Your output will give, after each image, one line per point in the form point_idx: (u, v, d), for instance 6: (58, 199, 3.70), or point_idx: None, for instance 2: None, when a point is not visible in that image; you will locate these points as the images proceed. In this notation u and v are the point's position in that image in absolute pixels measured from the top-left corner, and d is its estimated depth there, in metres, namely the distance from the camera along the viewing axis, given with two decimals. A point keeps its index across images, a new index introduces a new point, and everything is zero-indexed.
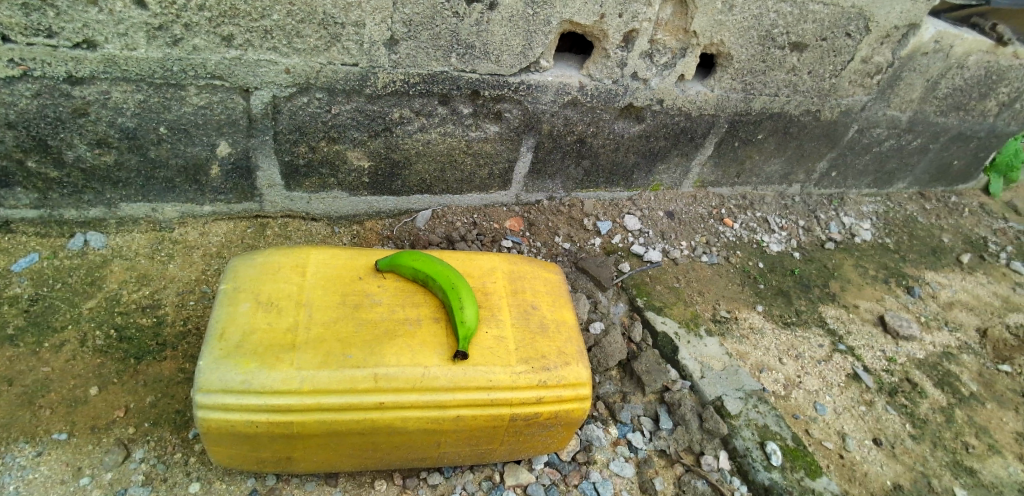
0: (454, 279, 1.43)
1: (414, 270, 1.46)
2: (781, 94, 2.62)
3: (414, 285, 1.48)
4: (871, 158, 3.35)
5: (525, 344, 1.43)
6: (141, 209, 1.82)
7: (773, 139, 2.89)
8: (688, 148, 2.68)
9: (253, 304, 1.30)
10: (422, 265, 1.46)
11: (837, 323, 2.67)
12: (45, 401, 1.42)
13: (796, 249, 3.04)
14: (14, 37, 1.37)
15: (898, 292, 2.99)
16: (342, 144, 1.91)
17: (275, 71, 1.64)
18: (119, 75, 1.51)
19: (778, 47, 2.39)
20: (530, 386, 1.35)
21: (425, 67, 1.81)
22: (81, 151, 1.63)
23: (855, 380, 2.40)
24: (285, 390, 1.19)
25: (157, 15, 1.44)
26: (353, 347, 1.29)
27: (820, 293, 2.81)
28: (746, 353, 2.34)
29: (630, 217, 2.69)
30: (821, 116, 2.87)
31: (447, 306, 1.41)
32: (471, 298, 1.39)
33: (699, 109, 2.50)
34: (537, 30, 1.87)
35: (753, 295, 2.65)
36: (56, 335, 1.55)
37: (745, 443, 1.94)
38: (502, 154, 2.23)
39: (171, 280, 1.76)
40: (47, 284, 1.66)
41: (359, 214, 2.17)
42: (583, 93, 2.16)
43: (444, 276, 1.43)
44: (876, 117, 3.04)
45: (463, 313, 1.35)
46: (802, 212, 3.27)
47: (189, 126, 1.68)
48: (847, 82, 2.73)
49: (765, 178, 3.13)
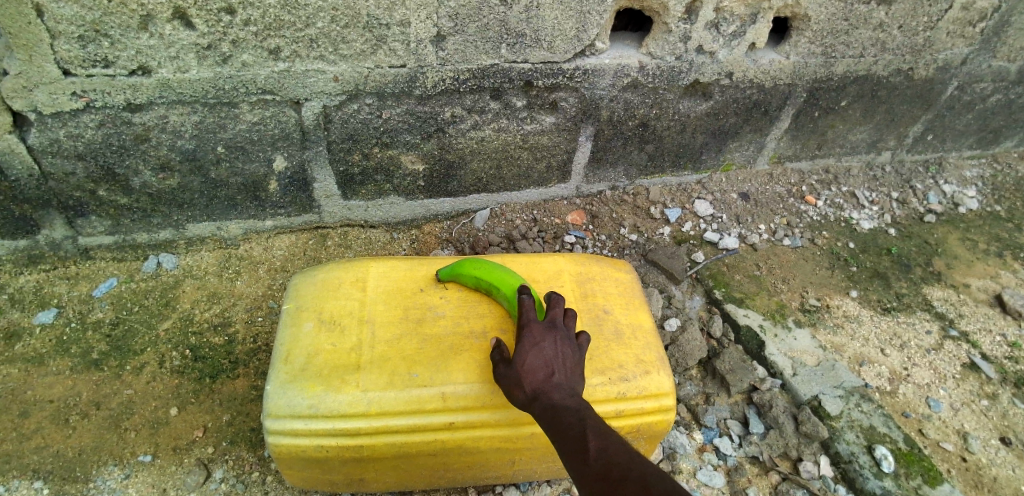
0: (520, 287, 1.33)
1: (476, 278, 1.36)
2: (867, 54, 2.34)
3: (477, 292, 1.40)
4: (974, 118, 2.96)
5: (600, 354, 1.32)
6: (206, 228, 1.85)
7: (859, 105, 2.59)
8: (762, 123, 2.45)
9: (315, 324, 1.27)
10: (484, 272, 1.36)
11: (945, 306, 2.37)
12: (130, 424, 1.46)
13: (891, 225, 2.73)
14: (75, 70, 1.40)
15: (1016, 266, 2.62)
16: (396, 149, 1.86)
17: (324, 80, 1.60)
18: (175, 99, 1.52)
19: (862, 1, 2.12)
20: (608, 399, 1.26)
21: (475, 61, 1.72)
22: (146, 176, 1.66)
23: (972, 370, 2.12)
24: (352, 413, 1.15)
25: (205, 35, 1.43)
26: (419, 364, 1.23)
27: (923, 273, 2.51)
28: (843, 345, 2.11)
29: (701, 202, 2.50)
30: (914, 75, 2.54)
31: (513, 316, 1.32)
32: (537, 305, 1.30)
33: (773, 79, 2.27)
34: (591, 10, 1.72)
35: (846, 279, 2.39)
36: (137, 358, 1.59)
37: (849, 447, 1.76)
38: (559, 146, 2.12)
39: (239, 297, 1.77)
40: (126, 307, 1.70)
41: (416, 219, 2.12)
42: (643, 73, 2.00)
43: (509, 284, 1.33)
44: (981, 70, 2.66)
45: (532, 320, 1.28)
46: (894, 184, 2.94)
47: (245, 144, 1.68)
48: (945, 34, 2.40)
49: (851, 148, 2.82)
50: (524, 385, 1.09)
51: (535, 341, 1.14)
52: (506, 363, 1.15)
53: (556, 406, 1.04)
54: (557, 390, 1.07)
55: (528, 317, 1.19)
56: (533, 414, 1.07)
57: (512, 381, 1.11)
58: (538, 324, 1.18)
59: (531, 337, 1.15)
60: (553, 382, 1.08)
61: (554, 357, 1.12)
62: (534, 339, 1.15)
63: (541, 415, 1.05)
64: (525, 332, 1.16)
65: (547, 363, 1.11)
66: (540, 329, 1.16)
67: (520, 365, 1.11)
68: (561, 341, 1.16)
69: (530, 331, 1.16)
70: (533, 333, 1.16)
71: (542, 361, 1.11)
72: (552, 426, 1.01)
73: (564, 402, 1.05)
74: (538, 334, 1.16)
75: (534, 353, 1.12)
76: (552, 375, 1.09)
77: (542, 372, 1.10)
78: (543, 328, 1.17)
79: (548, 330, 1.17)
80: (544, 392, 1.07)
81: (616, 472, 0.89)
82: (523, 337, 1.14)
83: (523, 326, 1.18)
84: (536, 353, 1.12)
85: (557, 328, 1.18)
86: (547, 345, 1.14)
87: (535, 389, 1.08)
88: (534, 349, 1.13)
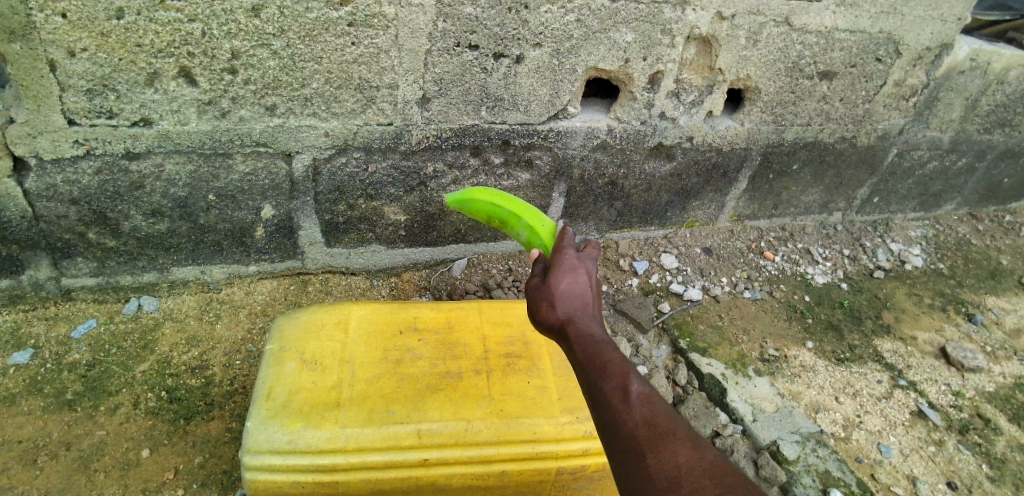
0: (538, 219, 1.54)
1: (500, 207, 1.61)
2: (814, 123, 2.58)
3: (496, 220, 1.66)
4: (914, 182, 3.24)
5: (567, 393, 1.40)
6: (190, 272, 1.89)
7: (809, 169, 2.83)
8: (721, 183, 2.66)
9: (298, 363, 1.32)
10: (507, 202, 1.62)
11: (894, 357, 2.53)
12: (100, 465, 1.45)
13: (843, 279, 2.93)
14: (80, 120, 1.48)
15: (958, 320, 2.83)
16: (379, 200, 1.96)
17: (315, 135, 1.72)
18: (172, 149, 1.60)
19: (806, 77, 2.37)
20: (576, 437, 1.33)
21: (456, 121, 1.86)
22: (137, 221, 1.72)
23: (920, 417, 2.25)
24: (330, 448, 1.19)
25: (207, 91, 1.54)
26: (396, 403, 1.29)
27: (873, 325, 2.68)
28: (800, 392, 2.23)
29: (667, 256, 2.65)
30: (857, 143, 2.80)
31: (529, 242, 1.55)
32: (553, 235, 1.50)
33: (730, 143, 2.48)
34: (564, 78, 1.91)
35: (802, 330, 2.54)
36: (112, 399, 1.59)
37: (805, 491, 1.85)
38: (534, 201, 2.25)
39: (218, 341, 1.80)
40: (104, 349, 1.71)
41: (396, 266, 2.19)
42: (612, 136, 2.18)
43: (530, 215, 1.55)
44: (916, 139, 2.95)
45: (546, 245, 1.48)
46: (845, 241, 3.16)
47: (236, 192, 1.76)
48: (881, 107, 2.68)
49: (804, 208, 3.05)
50: (560, 309, 1.15)
51: (573, 269, 1.21)
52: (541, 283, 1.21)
53: (589, 335, 1.10)
54: (587, 321, 1.14)
55: (568, 246, 1.27)
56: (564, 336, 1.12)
57: (547, 301, 1.17)
58: (574, 257, 1.25)
59: (570, 262, 1.23)
60: (586, 311, 1.15)
61: (588, 289, 1.18)
62: (572, 267, 1.22)
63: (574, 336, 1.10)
64: (563, 257, 1.23)
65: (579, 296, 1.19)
66: (577, 261, 1.23)
67: (558, 286, 1.17)
68: (591, 275, 1.23)
69: (567, 259, 1.23)
70: (568, 260, 1.24)
71: (577, 289, 1.18)
72: (588, 355, 1.06)
73: (595, 334, 1.11)
74: (574, 262, 1.23)
75: (569, 277, 1.20)
76: (585, 306, 1.16)
77: (576, 300, 1.16)
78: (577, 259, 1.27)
79: (581, 260, 1.26)
80: (578, 320, 1.13)
81: (660, 423, 0.93)
82: (565, 262, 1.21)
83: (563, 253, 1.25)
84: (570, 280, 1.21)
85: (588, 263, 1.26)
86: (582, 275, 1.21)
87: (568, 315, 1.14)
88: (572, 275, 1.20)
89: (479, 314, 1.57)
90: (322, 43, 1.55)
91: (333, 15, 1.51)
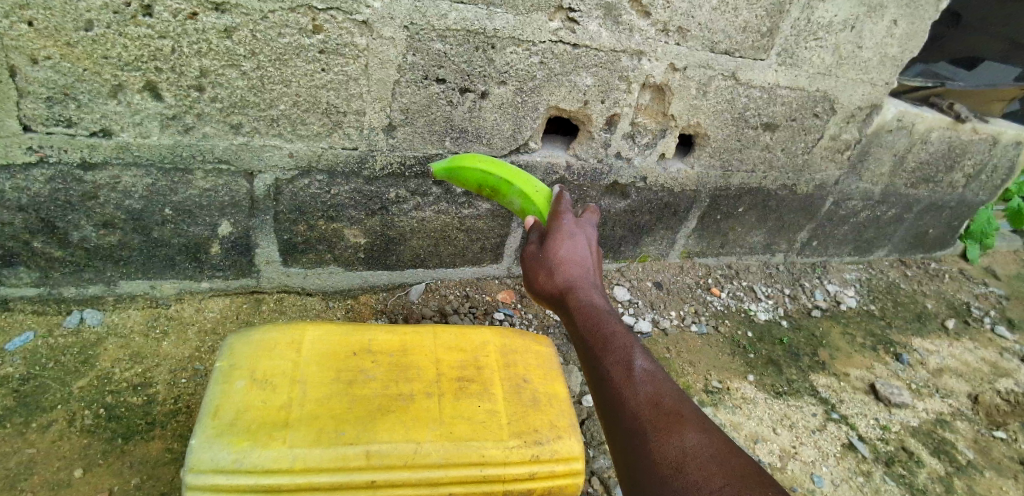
0: (529, 185, 1.73)
1: (491, 173, 1.74)
2: (758, 170, 2.78)
3: (484, 188, 1.80)
4: (849, 229, 3.49)
5: (517, 418, 1.44)
6: (139, 286, 1.85)
7: (753, 212, 3.02)
8: (672, 222, 2.80)
9: (247, 382, 1.32)
10: (497, 169, 1.74)
11: (828, 391, 2.68)
12: (27, 485, 1.38)
13: (783, 317, 3.10)
14: (36, 127, 1.47)
15: (887, 359, 3.03)
16: (340, 223, 1.98)
17: (279, 155, 1.74)
18: (131, 161, 1.60)
19: (751, 127, 2.55)
20: (522, 461, 1.36)
21: (421, 150, 1.93)
22: (87, 231, 1.68)
23: (851, 449, 2.38)
24: (276, 468, 1.19)
25: (172, 107, 1.55)
26: (346, 423, 1.30)
27: (810, 362, 2.84)
28: (740, 423, 2.33)
29: (619, 289, 2.76)
30: (797, 190, 3.02)
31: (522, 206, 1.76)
32: (546, 201, 1.71)
33: (681, 185, 2.64)
34: (526, 115, 2.01)
35: (744, 364, 2.66)
36: (45, 415, 1.53)
37: None
38: (494, 230, 2.31)
39: (163, 358, 1.76)
40: (40, 364, 1.65)
41: (354, 289, 2.20)
42: (570, 172, 2.29)
43: (521, 181, 1.73)
44: (850, 190, 3.20)
45: (542, 211, 1.70)
46: (786, 281, 3.36)
47: (193, 208, 1.75)
48: (819, 158, 2.91)
49: (749, 248, 3.23)
50: (559, 273, 1.48)
51: (570, 235, 1.53)
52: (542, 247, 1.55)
53: (585, 299, 1.43)
54: (584, 286, 1.47)
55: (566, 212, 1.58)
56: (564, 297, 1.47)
57: (549, 265, 1.50)
58: (572, 222, 1.57)
59: (568, 229, 1.54)
60: (580, 275, 1.48)
61: (584, 257, 1.51)
62: (569, 233, 1.54)
63: (571, 297, 1.45)
64: (561, 224, 1.55)
65: (585, 269, 1.49)
66: (574, 227, 1.55)
67: (557, 252, 1.50)
68: (586, 239, 1.55)
69: (565, 225, 1.55)
70: (568, 225, 1.55)
71: (574, 254, 1.50)
72: (591, 322, 1.37)
73: (591, 298, 1.44)
74: (571, 227, 1.55)
75: (571, 243, 1.52)
76: (583, 272, 1.49)
77: (573, 263, 1.49)
78: (575, 225, 1.57)
79: (579, 224, 1.58)
80: (575, 284, 1.47)
81: (665, 406, 1.17)
82: (564, 231, 1.52)
83: (561, 220, 1.57)
84: (571, 245, 1.52)
85: (583, 228, 1.58)
86: (578, 240, 1.53)
87: (567, 281, 1.48)
88: (571, 241, 1.52)
89: (433, 338, 1.59)
90: (292, 68, 1.60)
91: (305, 42, 1.56)
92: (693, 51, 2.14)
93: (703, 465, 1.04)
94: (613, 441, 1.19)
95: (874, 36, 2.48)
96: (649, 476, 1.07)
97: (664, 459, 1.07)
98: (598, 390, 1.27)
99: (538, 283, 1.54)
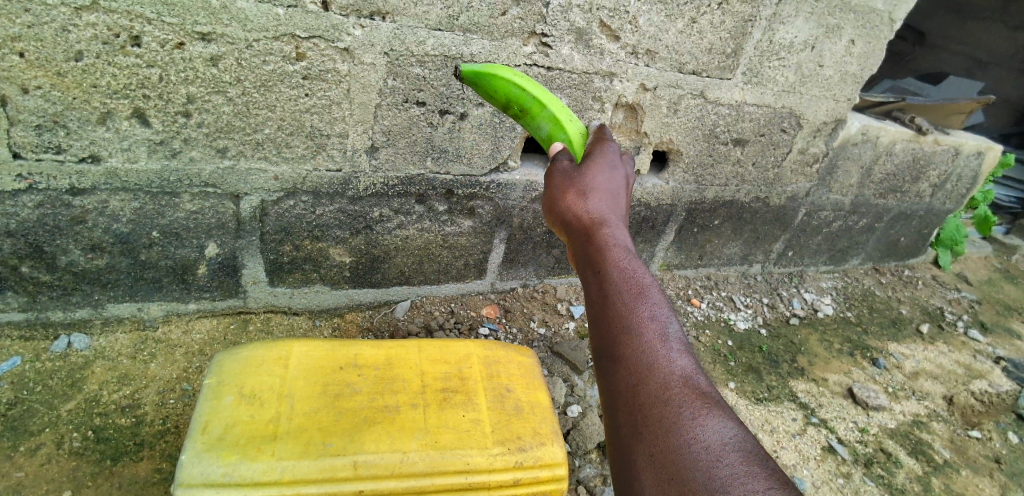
0: (565, 113, 1.54)
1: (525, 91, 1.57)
2: (731, 184, 2.89)
3: (513, 110, 1.63)
4: (823, 238, 3.61)
5: (500, 426, 1.48)
6: (127, 309, 1.87)
7: (729, 224, 3.12)
8: (651, 235, 2.89)
9: (235, 397, 1.35)
10: (533, 88, 1.58)
11: (808, 396, 2.75)
12: None
13: (762, 325, 3.19)
14: (25, 154, 1.51)
15: (864, 363, 3.12)
16: (325, 242, 2.03)
17: (264, 178, 1.80)
18: (119, 186, 1.64)
19: (722, 143, 2.67)
20: (506, 467, 1.40)
21: (403, 170, 2.00)
22: (74, 255, 1.71)
23: (830, 452, 2.44)
24: (265, 481, 1.22)
25: (159, 132, 1.61)
26: (333, 435, 1.33)
27: (789, 368, 2.91)
28: None
29: None
30: (770, 202, 3.14)
31: (550, 135, 1.56)
32: (580, 136, 1.52)
33: (657, 199, 2.73)
34: (504, 135, 2.08)
35: (725, 372, 2.73)
36: (32, 439, 1.54)
37: None
38: (476, 247, 2.37)
39: (151, 379, 1.77)
40: (27, 388, 1.65)
41: (340, 307, 2.23)
42: None
43: (557, 107, 1.55)
44: (821, 200, 3.33)
45: (574, 142, 1.50)
46: (764, 290, 3.45)
47: (181, 231, 1.79)
48: (789, 171, 3.03)
49: (727, 259, 3.33)
50: (593, 199, 1.29)
51: (612, 170, 1.37)
52: (580, 171, 1.36)
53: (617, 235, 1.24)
54: (615, 221, 1.28)
55: (610, 148, 1.44)
56: (591, 224, 1.26)
57: (584, 188, 1.31)
58: (614, 159, 1.42)
59: (611, 163, 1.39)
60: (615, 209, 1.30)
61: (621, 196, 1.34)
62: (612, 167, 1.38)
63: (601, 226, 1.25)
64: (604, 158, 1.40)
65: (619, 204, 1.31)
66: (615, 163, 1.40)
67: (596, 178, 1.33)
68: (625, 180, 1.39)
69: (608, 159, 1.40)
70: (611, 159, 1.41)
71: (614, 189, 1.33)
72: (624, 263, 1.18)
73: (623, 237, 1.25)
74: (614, 163, 1.40)
75: (610, 175, 1.35)
76: (616, 208, 1.31)
77: (610, 195, 1.31)
78: (618, 161, 1.41)
79: (620, 160, 1.43)
80: (609, 218, 1.27)
81: (696, 384, 1.02)
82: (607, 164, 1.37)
83: (603, 153, 1.42)
84: (610, 177, 1.36)
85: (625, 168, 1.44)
86: (619, 177, 1.37)
87: (602, 213, 1.27)
88: (610, 175, 1.36)
89: (418, 352, 1.63)
90: (276, 93, 1.67)
91: (289, 69, 1.64)
92: (662, 72, 2.25)
93: (743, 458, 0.90)
94: (628, 402, 1.01)
95: (833, 56, 2.63)
96: (678, 454, 0.92)
97: (702, 442, 0.93)
98: (619, 337, 1.08)
99: (562, 202, 1.32)
